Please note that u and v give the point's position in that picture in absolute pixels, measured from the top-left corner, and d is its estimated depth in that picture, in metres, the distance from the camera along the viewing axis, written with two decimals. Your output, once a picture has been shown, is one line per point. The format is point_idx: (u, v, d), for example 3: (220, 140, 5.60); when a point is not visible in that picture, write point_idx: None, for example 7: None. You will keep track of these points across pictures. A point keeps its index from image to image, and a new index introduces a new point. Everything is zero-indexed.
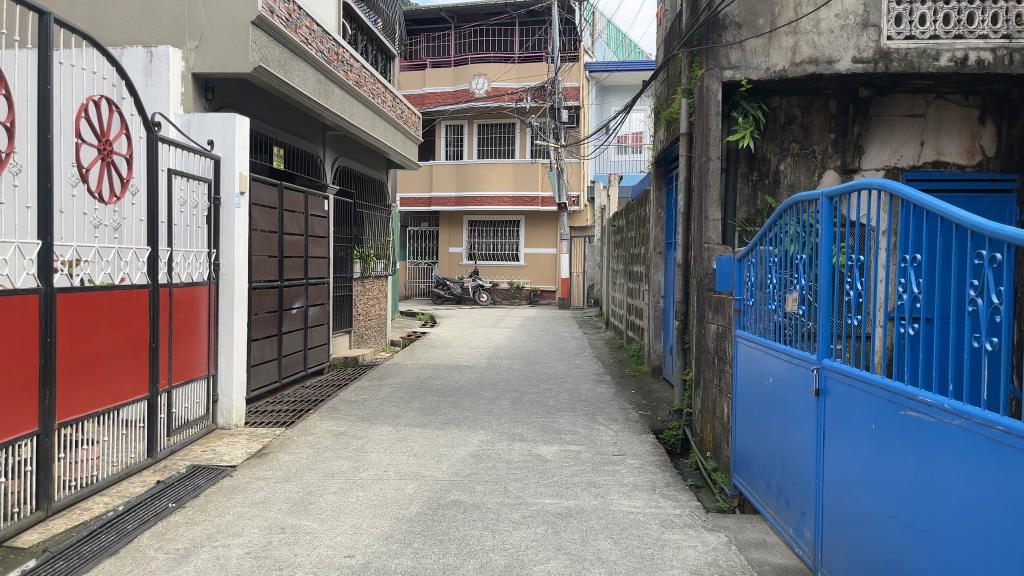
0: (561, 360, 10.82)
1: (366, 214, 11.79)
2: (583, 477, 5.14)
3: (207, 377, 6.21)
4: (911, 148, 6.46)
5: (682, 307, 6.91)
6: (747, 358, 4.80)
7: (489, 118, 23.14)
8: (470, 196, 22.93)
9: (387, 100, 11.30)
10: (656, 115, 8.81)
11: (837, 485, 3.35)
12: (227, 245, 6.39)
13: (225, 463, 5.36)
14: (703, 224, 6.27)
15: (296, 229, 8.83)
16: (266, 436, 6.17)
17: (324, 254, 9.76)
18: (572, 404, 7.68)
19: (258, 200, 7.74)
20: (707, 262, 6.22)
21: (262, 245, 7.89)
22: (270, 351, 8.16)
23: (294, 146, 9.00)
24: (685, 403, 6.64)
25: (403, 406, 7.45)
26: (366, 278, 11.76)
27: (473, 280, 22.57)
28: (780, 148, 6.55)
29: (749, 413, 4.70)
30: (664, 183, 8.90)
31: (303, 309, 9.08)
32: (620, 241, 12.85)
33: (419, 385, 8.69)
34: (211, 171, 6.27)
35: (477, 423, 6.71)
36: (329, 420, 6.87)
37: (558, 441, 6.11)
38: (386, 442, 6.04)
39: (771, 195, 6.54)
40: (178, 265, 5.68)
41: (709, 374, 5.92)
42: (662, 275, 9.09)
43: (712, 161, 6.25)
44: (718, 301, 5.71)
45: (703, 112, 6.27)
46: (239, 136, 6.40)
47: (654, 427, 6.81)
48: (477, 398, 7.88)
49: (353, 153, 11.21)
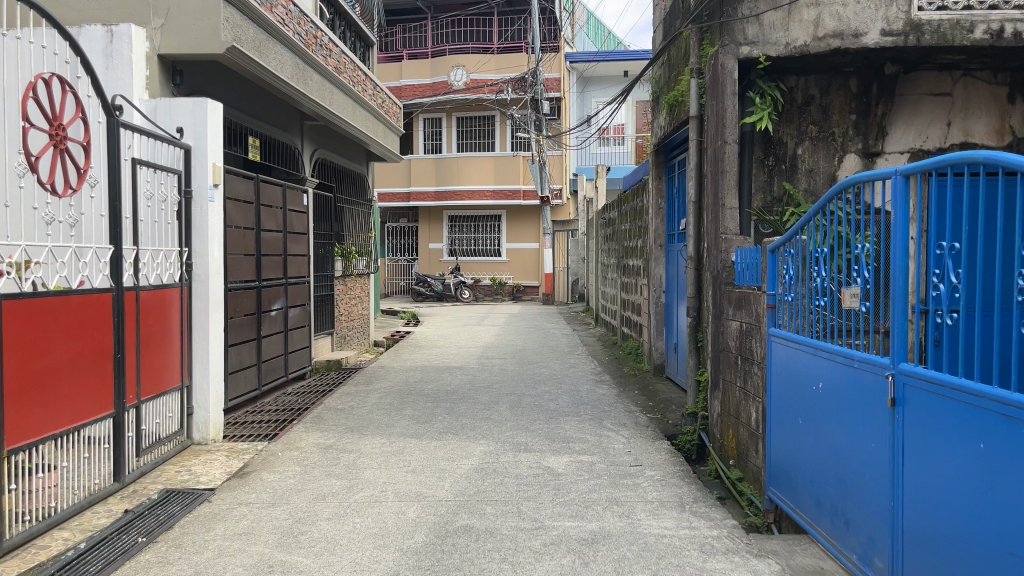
0: (555, 359, 10.33)
1: (347, 209, 11.22)
2: (602, 493, 4.65)
3: (180, 389, 5.64)
4: (938, 129, 6.02)
5: (694, 302, 6.43)
6: (785, 359, 4.33)
7: (467, 110, 22.49)
8: (449, 190, 22.39)
9: (367, 88, 10.72)
10: (656, 101, 8.34)
11: (921, 511, 2.88)
12: (200, 243, 5.81)
13: (202, 486, 4.81)
14: (719, 213, 5.80)
15: (274, 225, 8.26)
16: (246, 452, 5.62)
17: (304, 251, 9.19)
18: (575, 408, 7.19)
19: (233, 194, 7.17)
20: (725, 254, 5.74)
21: (238, 243, 7.33)
22: (249, 357, 7.60)
23: (270, 136, 8.42)
24: (699, 406, 6.18)
25: (394, 414, 6.92)
26: (348, 276, 11.22)
27: (454, 277, 22.02)
28: (797, 131, 6.11)
29: (789, 420, 4.24)
30: (665, 171, 8.47)
31: (282, 311, 8.52)
32: (610, 235, 12.38)
33: (410, 389, 8.16)
34: (179, 161, 5.70)
35: (477, 432, 6.20)
36: (315, 432, 6.33)
37: (567, 451, 5.62)
38: (381, 456, 5.53)
39: (788, 181, 6.11)
40: (145, 266, 5.12)
41: (730, 376, 5.46)
42: (664, 269, 8.62)
43: (729, 144, 5.76)
44: (741, 296, 5.25)
45: (718, 92, 5.79)
46: (211, 122, 5.83)
47: (667, 432, 6.34)
48: (473, 403, 7.36)
49: (332, 144, 10.62)
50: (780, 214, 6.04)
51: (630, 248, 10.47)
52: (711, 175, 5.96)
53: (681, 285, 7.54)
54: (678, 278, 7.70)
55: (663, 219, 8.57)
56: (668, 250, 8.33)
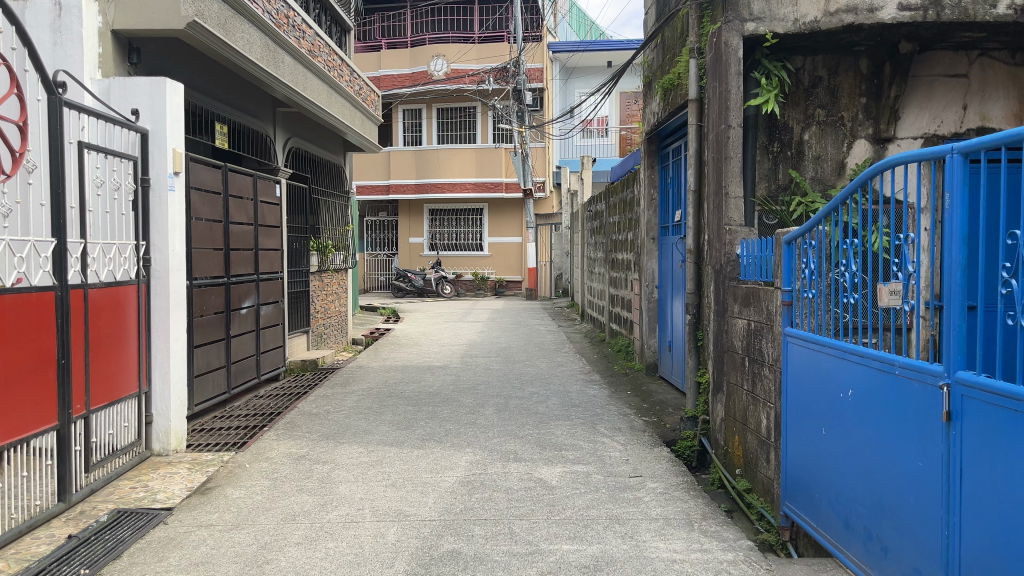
0: (541, 357, 9.90)
1: (323, 201, 10.73)
2: (601, 510, 4.23)
3: (137, 397, 5.14)
4: (952, 113, 5.66)
5: (694, 297, 6.02)
6: (803, 362, 3.93)
7: (448, 101, 22.00)
8: (430, 183, 21.90)
9: (344, 73, 10.22)
10: (649, 86, 7.93)
11: (982, 543, 2.47)
12: (159, 236, 5.32)
13: (159, 505, 4.34)
14: (722, 202, 5.39)
15: (244, 217, 7.76)
16: (211, 465, 5.14)
17: (277, 246, 8.70)
18: (565, 411, 6.77)
19: (199, 184, 6.69)
20: (729, 247, 5.33)
21: (204, 236, 6.84)
22: (218, 358, 7.11)
23: (239, 122, 7.92)
24: (700, 410, 5.78)
25: (373, 419, 6.46)
26: (324, 272, 10.74)
27: (436, 272, 21.52)
28: (803, 115, 5.72)
29: (809, 429, 3.84)
30: (657, 160, 8.12)
31: (254, 308, 8.03)
32: (598, 227, 11.99)
33: (390, 391, 7.70)
34: (136, 146, 5.21)
35: (462, 440, 5.76)
36: (287, 440, 5.86)
37: (560, 460, 5.19)
38: (357, 468, 5.07)
39: (794, 168, 5.72)
40: (96, 260, 4.62)
41: (736, 378, 5.07)
42: (656, 263, 8.21)
43: (733, 128, 5.33)
44: (748, 292, 4.85)
45: (721, 71, 5.38)
46: (170, 104, 5.34)
47: (665, 438, 5.93)
48: (457, 406, 6.92)
49: (306, 133, 10.12)
50: (785, 204, 5.65)
51: (619, 241, 10.06)
52: (714, 161, 5.56)
53: (678, 280, 7.15)
54: (675, 273, 7.28)
55: (656, 211, 8.16)
56: (662, 242, 7.92)
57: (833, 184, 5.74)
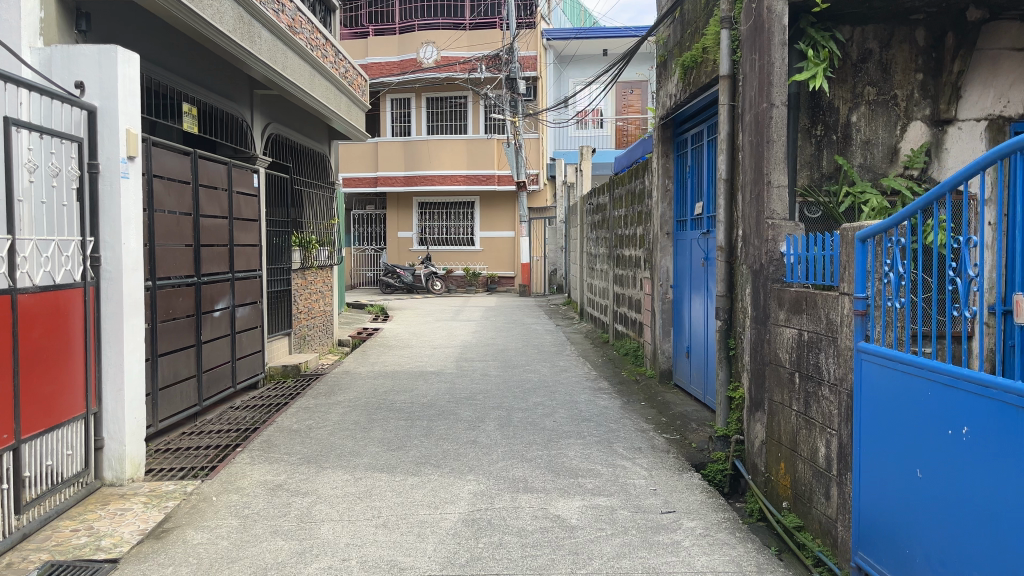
0: (542, 361, 9.19)
1: (306, 192, 9.98)
2: (635, 561, 3.54)
3: (84, 418, 4.41)
4: (1020, 91, 5.00)
5: (726, 301, 5.31)
6: (884, 385, 3.22)
7: (438, 91, 21.24)
8: (419, 174, 21.07)
9: (329, 54, 9.48)
10: (665, 65, 7.23)
11: None
12: (109, 231, 4.56)
13: (103, 556, 3.61)
14: (764, 192, 4.68)
15: (217, 210, 7.03)
16: (171, 499, 4.41)
17: (254, 241, 7.94)
18: (575, 426, 6.06)
19: (163, 171, 5.94)
20: (772, 245, 4.61)
21: (171, 231, 6.09)
22: (187, 367, 6.37)
23: (210, 103, 7.19)
24: (733, 430, 5.09)
25: (359, 438, 5.73)
26: (308, 268, 9.98)
27: (426, 267, 20.80)
28: (851, 93, 5.03)
29: (895, 468, 3.13)
30: (672, 148, 7.45)
31: (228, 310, 7.28)
32: (600, 221, 11.28)
33: (378, 402, 6.97)
34: (81, 125, 4.45)
35: (462, 464, 5.04)
36: (263, 463, 5.12)
37: (578, 491, 4.49)
38: (342, 503, 4.34)
39: (841, 154, 5.02)
40: (28, 260, 3.88)
41: (783, 396, 4.38)
42: (671, 260, 7.47)
43: (777, 107, 4.63)
44: (799, 297, 4.17)
45: (763, 41, 4.68)
46: (123, 77, 4.59)
47: (691, 460, 5.24)
48: (454, 422, 6.20)
49: (289, 118, 9.39)
50: (829, 194, 5.01)
51: (625, 236, 9.36)
52: (753, 146, 4.85)
53: (699, 279, 6.47)
54: (696, 272, 6.57)
55: (671, 204, 7.45)
56: (679, 238, 7.24)
57: (884, 172, 5.03)
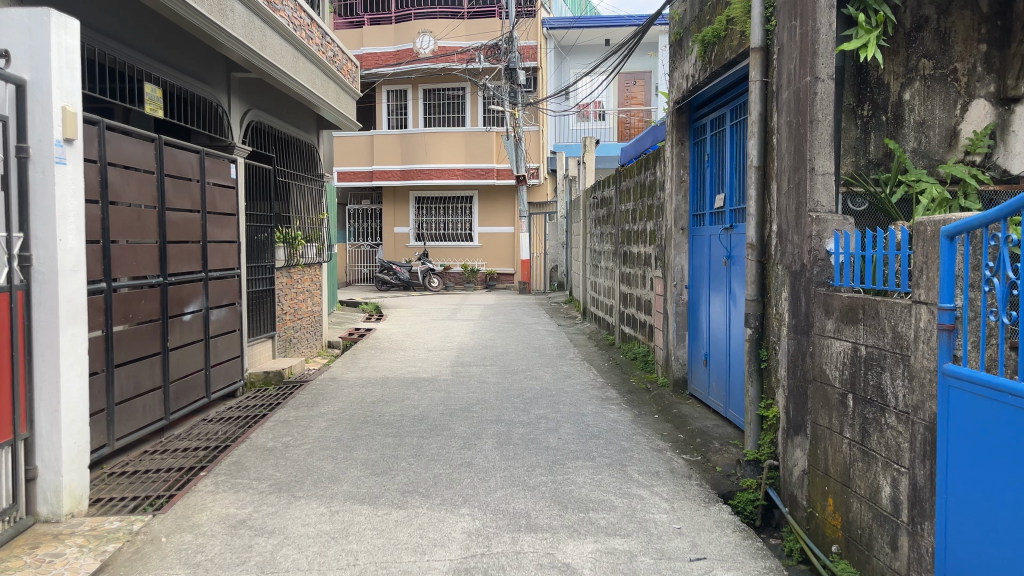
0: (544, 366, 8.54)
1: (292, 185, 9.31)
2: None
3: (10, 446, 3.75)
4: None
5: (757, 306, 4.65)
6: (989, 425, 2.54)
7: (435, 82, 20.57)
8: (415, 168, 20.38)
9: (314, 35, 8.81)
10: (680, 44, 6.56)
11: None
12: (43, 225, 3.90)
13: None
14: (806, 181, 4.02)
15: (188, 202, 6.37)
16: (113, 541, 3.75)
17: (231, 237, 7.28)
18: (583, 444, 5.40)
19: (120, 159, 5.28)
20: (817, 242, 3.95)
21: (131, 227, 5.43)
22: (152, 378, 5.71)
23: (179, 83, 6.50)
24: (765, 454, 4.42)
25: (340, 459, 5.08)
26: (293, 266, 9.31)
27: (422, 263, 20.15)
28: (904, 68, 4.40)
29: (1001, 530, 2.48)
30: (687, 135, 6.81)
31: (201, 313, 6.61)
32: (605, 216, 10.62)
33: (364, 414, 6.32)
34: (8, 101, 3.79)
35: (455, 494, 4.38)
36: (227, 492, 4.46)
37: (590, 530, 3.84)
38: (312, 546, 3.68)
39: (891, 137, 4.39)
40: None
41: (831, 421, 3.73)
42: (686, 258, 6.79)
43: (823, 82, 3.96)
44: (854, 305, 3.52)
45: (807, 3, 4.03)
46: (59, 48, 3.94)
47: (718, 487, 4.59)
48: (447, 439, 5.55)
49: (272, 104, 8.70)
50: (875, 182, 4.36)
51: (633, 232, 8.70)
52: (793, 128, 4.19)
53: (720, 279, 5.82)
54: (717, 271, 5.92)
55: (686, 196, 6.78)
56: (695, 234, 6.58)
57: (941, 159, 4.45)
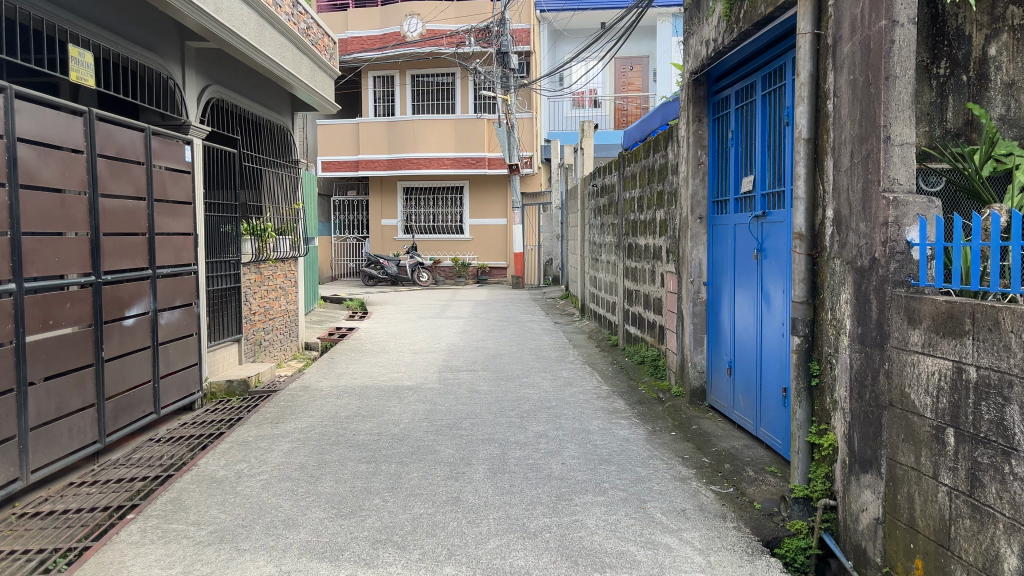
0: (542, 371, 7.69)
1: (262, 171, 8.42)
2: None
3: None
4: None
5: (807, 309, 3.81)
6: None
7: (423, 67, 19.72)
8: (403, 158, 19.47)
9: (284, 3, 7.91)
10: (698, 5, 5.72)
11: None
12: None
13: None
14: (879, 154, 3.17)
15: (129, 188, 5.49)
16: None
17: (185, 229, 6.40)
18: (591, 473, 4.55)
19: (38, 134, 4.40)
20: (896, 229, 3.10)
21: (52, 215, 4.54)
22: (81, 395, 4.84)
23: (120, 50, 5.61)
24: (819, 491, 3.58)
25: (301, 495, 4.23)
26: (263, 261, 8.42)
27: (411, 256, 19.26)
28: (989, 16, 3.55)
29: None
30: (705, 111, 5.97)
31: (146, 316, 5.72)
32: (607, 205, 9.78)
33: (335, 434, 5.47)
34: None
35: (438, 544, 3.54)
36: (155, 545, 3.59)
37: None
38: None
39: (974, 102, 3.55)
40: None
41: (919, 461, 2.89)
42: (705, 251, 5.93)
43: (902, 26, 3.12)
44: (955, 313, 2.68)
45: None
46: None
47: (760, 529, 3.75)
48: (431, 465, 4.71)
49: (237, 80, 7.81)
50: (957, 156, 3.50)
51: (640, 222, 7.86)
52: (859, 86, 3.34)
53: (749, 274, 4.97)
54: (744, 265, 5.07)
55: (704, 179, 5.92)
56: (716, 223, 5.74)
57: None
